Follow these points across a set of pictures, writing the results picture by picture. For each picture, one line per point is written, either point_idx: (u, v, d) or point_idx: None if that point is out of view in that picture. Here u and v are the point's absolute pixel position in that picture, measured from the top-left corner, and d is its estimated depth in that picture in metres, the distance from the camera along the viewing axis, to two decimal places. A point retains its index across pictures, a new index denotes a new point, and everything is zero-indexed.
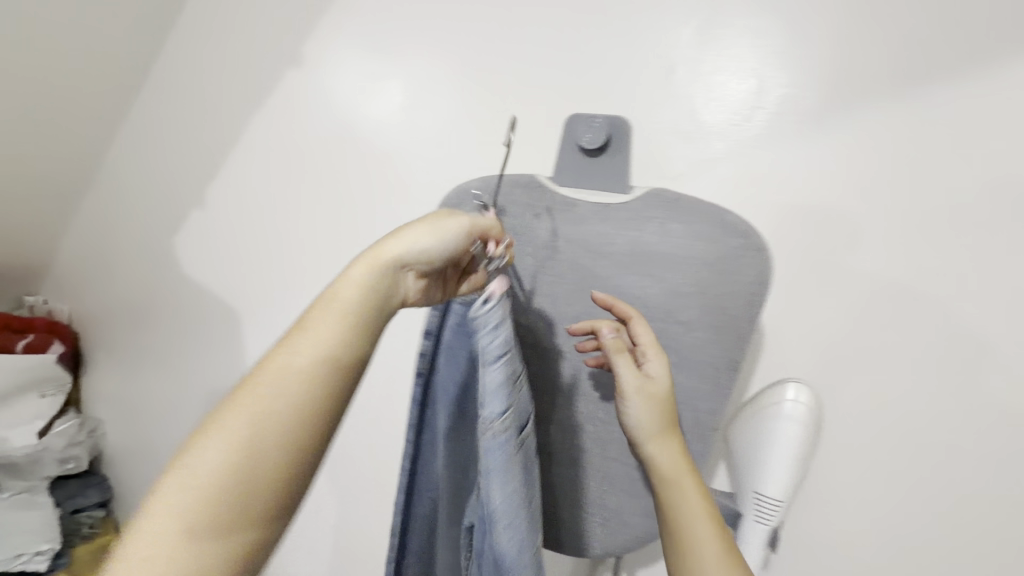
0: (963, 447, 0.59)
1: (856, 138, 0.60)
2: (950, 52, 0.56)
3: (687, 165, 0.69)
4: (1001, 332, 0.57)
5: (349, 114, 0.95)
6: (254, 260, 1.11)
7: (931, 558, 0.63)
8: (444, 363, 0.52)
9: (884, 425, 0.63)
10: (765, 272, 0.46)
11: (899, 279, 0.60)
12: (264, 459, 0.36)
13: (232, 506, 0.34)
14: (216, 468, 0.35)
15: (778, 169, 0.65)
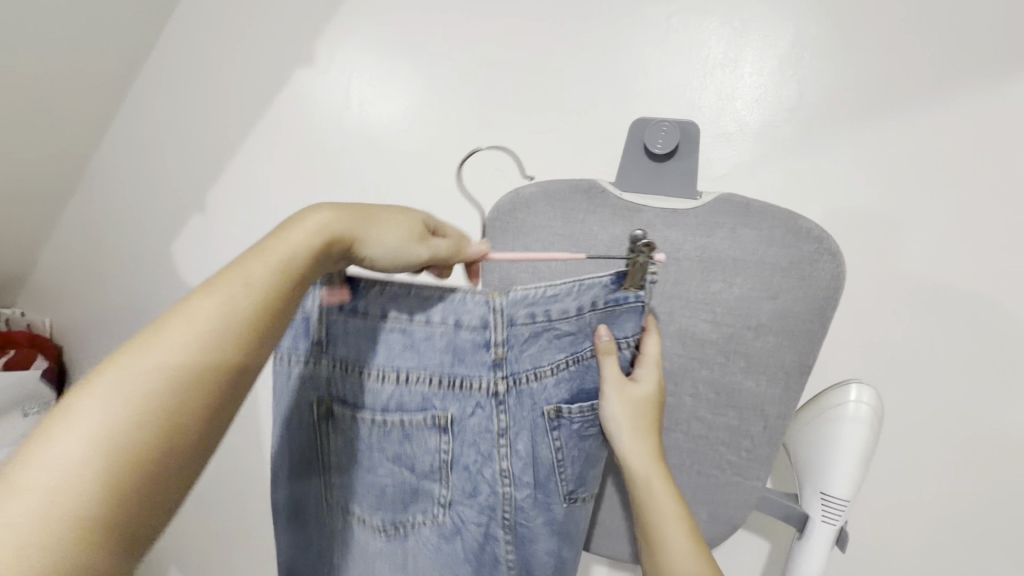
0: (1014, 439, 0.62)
1: (904, 137, 0.62)
2: (990, 54, 0.57)
3: (730, 165, 0.71)
4: None
5: (367, 114, 0.92)
6: None
7: (978, 538, 0.66)
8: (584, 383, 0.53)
9: (933, 416, 0.65)
10: (838, 276, 0.47)
11: (949, 276, 0.62)
12: (132, 425, 0.33)
13: (126, 430, 0.32)
14: (118, 399, 0.33)
15: (825, 168, 0.66)
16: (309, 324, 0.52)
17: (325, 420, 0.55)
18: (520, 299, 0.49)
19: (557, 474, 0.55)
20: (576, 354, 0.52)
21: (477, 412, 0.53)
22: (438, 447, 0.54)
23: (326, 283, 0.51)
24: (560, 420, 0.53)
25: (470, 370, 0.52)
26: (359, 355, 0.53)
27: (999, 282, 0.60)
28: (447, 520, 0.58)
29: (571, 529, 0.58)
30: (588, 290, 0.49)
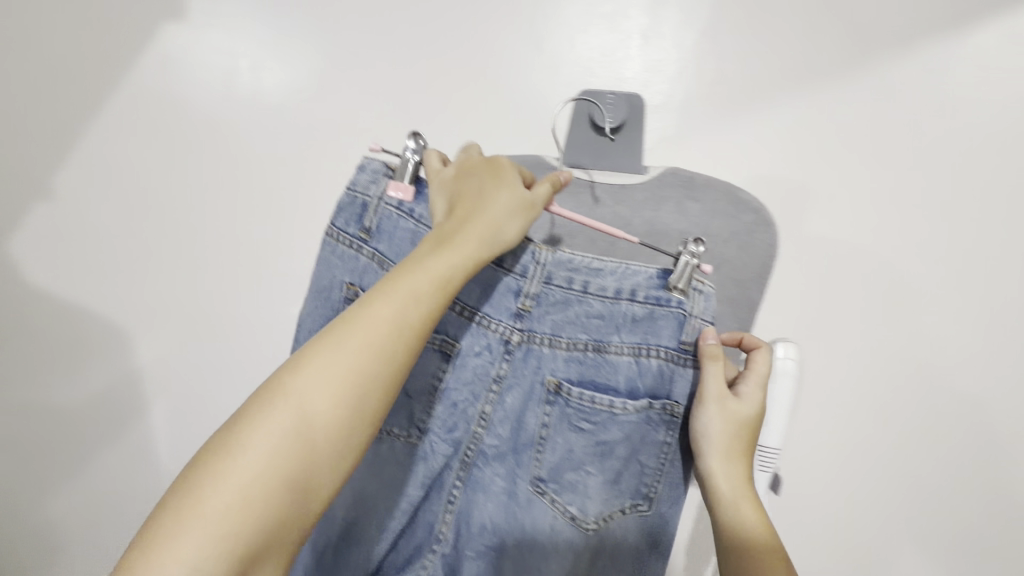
0: (900, 371, 0.72)
1: (801, 112, 0.69)
2: (860, 44, 0.67)
3: (656, 138, 0.72)
4: (914, 271, 0.70)
5: (256, 78, 0.80)
6: (142, 261, 0.89)
7: (888, 468, 0.74)
8: (608, 372, 0.59)
9: (842, 362, 0.73)
10: (774, 242, 0.60)
11: (842, 235, 0.71)
12: (328, 403, 0.45)
13: (319, 415, 0.45)
14: (318, 383, 0.46)
15: (740, 141, 0.71)
16: (367, 212, 0.65)
17: (348, 299, 0.66)
18: (564, 261, 0.60)
19: (536, 450, 0.62)
20: (600, 342, 0.60)
21: (482, 353, 0.63)
22: (439, 369, 0.64)
23: (396, 176, 0.65)
24: (557, 397, 0.61)
25: (493, 311, 0.62)
26: (394, 252, 0.65)
27: (876, 236, 0.70)
28: (421, 444, 0.65)
29: (528, 511, 0.63)
30: (633, 276, 0.58)
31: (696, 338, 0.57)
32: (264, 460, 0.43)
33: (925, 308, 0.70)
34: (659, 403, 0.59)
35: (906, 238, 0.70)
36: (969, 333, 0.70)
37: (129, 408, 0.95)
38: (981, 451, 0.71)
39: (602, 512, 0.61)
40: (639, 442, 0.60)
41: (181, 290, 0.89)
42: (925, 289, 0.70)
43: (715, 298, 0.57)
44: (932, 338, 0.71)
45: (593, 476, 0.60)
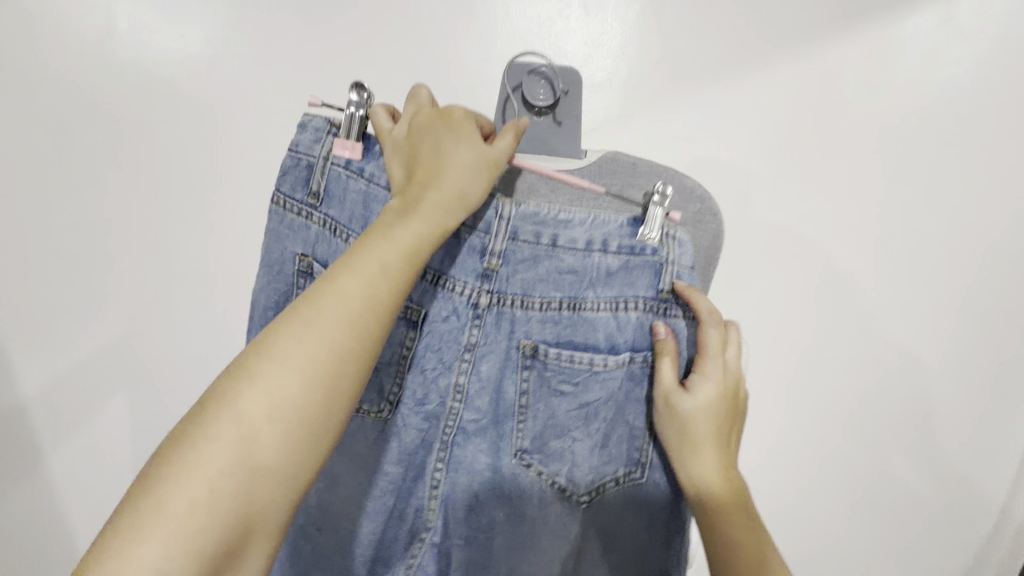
0: (841, 358, 0.72)
1: (745, 95, 0.67)
2: (802, 26, 0.66)
3: (599, 120, 0.68)
4: (854, 259, 0.70)
5: (158, 50, 0.71)
6: (20, 261, 0.76)
7: (831, 454, 0.75)
8: (586, 330, 0.56)
9: (787, 351, 0.73)
10: (719, 231, 0.58)
11: (786, 222, 0.70)
12: (296, 386, 0.41)
13: (290, 399, 0.40)
14: (285, 364, 0.41)
15: (685, 124, 0.68)
16: (312, 173, 0.56)
17: (301, 273, 0.58)
18: (529, 214, 0.55)
19: (516, 420, 0.58)
20: (575, 299, 0.56)
21: (450, 319, 0.56)
22: (403, 340, 0.57)
23: (342, 134, 0.56)
24: (534, 360, 0.57)
25: (458, 272, 0.56)
26: (347, 217, 0.56)
27: (818, 224, 0.70)
28: (391, 420, 0.59)
29: (513, 487, 0.59)
30: (603, 226, 0.55)
31: (672, 287, 0.55)
32: (229, 452, 0.38)
33: (863, 296, 0.71)
34: (640, 356, 0.56)
35: (842, 219, 0.69)
36: (899, 311, 0.71)
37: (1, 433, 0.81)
38: (911, 424, 0.73)
39: (593, 480, 0.58)
40: (621, 400, 0.57)
41: (70, 293, 0.77)
42: (863, 276, 0.70)
43: (689, 247, 0.55)
44: (868, 320, 0.71)
45: (579, 441, 0.57)
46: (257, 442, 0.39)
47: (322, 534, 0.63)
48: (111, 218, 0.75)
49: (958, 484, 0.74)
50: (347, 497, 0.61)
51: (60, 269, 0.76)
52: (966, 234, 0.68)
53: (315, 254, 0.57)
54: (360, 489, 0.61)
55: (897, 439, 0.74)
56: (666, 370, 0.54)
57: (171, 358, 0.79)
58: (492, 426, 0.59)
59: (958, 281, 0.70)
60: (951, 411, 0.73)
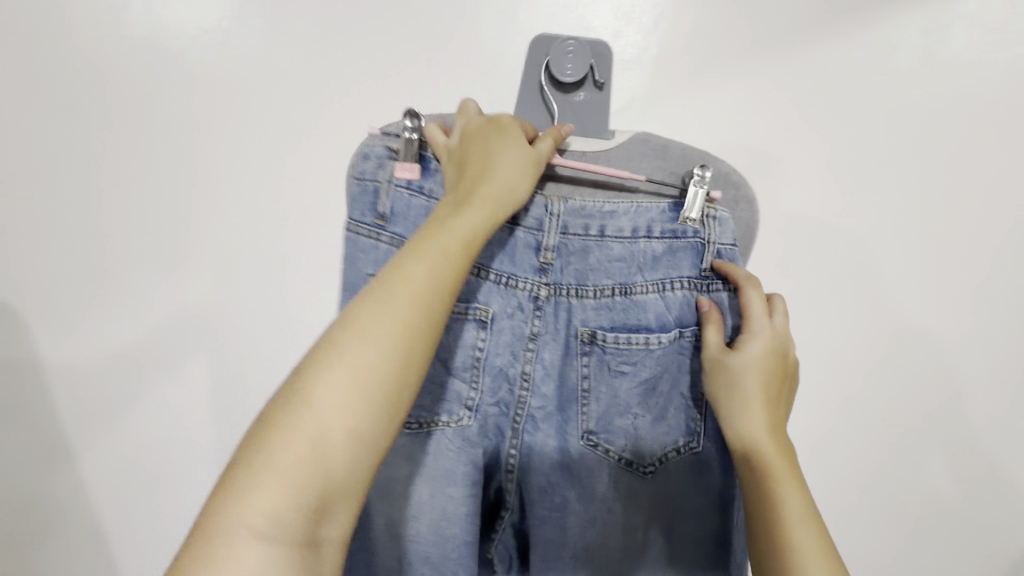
0: (875, 360, 0.69)
1: (780, 77, 0.63)
2: (843, 4, 0.61)
3: (625, 101, 0.64)
4: (891, 256, 0.67)
5: (173, 28, 0.70)
6: (43, 245, 0.77)
7: (866, 462, 0.72)
8: (639, 314, 0.55)
9: (819, 354, 0.70)
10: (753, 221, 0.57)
11: (822, 218, 0.66)
12: (366, 368, 0.39)
13: (360, 380, 0.39)
14: (352, 347, 0.39)
15: (716, 108, 0.64)
16: (379, 196, 0.55)
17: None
18: (576, 209, 0.54)
19: (580, 403, 0.57)
20: (625, 284, 0.55)
21: (515, 313, 0.56)
22: (474, 342, 0.56)
23: (403, 157, 0.56)
24: (592, 346, 0.56)
25: (516, 270, 0.56)
26: (416, 232, 0.56)
27: (854, 219, 0.66)
28: (470, 424, 0.57)
29: (583, 468, 0.58)
30: (646, 212, 0.54)
31: (714, 263, 0.55)
32: (303, 438, 0.37)
33: (900, 296, 0.68)
34: (689, 331, 0.55)
35: (881, 215, 0.66)
36: (941, 308, 0.67)
37: (41, 432, 0.83)
38: (955, 424, 0.70)
39: (658, 452, 0.57)
40: (674, 372, 0.56)
41: (92, 277, 0.77)
42: (901, 275, 0.67)
43: (731, 223, 0.54)
44: (905, 322, 0.68)
45: (641, 417, 0.56)
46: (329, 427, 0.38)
47: (421, 562, 0.58)
48: (135, 212, 0.75)
49: (1008, 484, 0.71)
50: (439, 515, 0.57)
51: (88, 266, 0.77)
52: (1005, 230, 0.65)
53: None
54: (451, 502, 0.57)
55: (943, 440, 0.71)
56: (711, 330, 0.54)
57: (202, 354, 0.78)
58: (558, 410, 0.58)
59: (999, 279, 0.66)
60: (997, 408, 0.69)
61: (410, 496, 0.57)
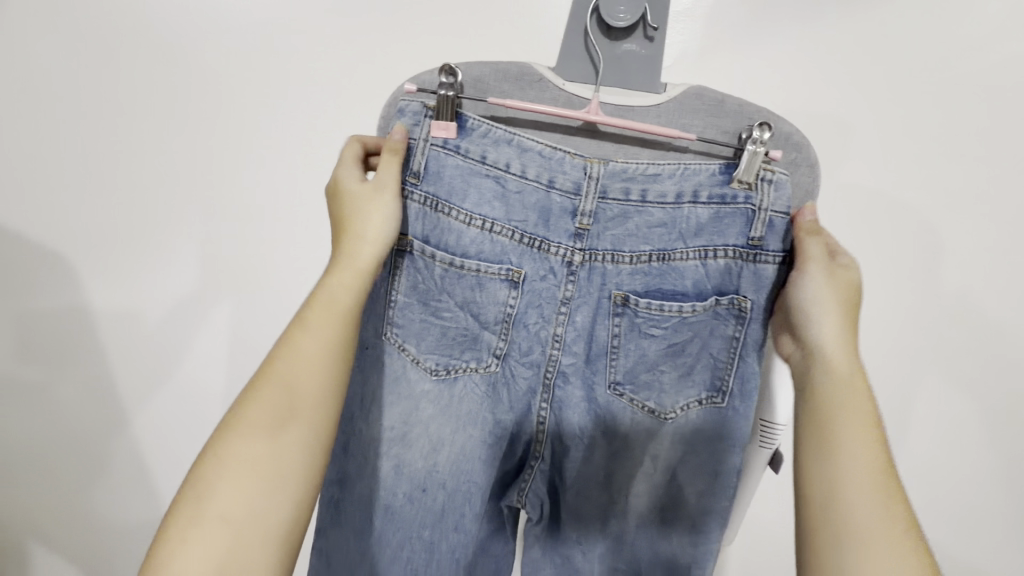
0: (926, 340, 0.68)
1: (859, 31, 0.57)
2: None
3: (676, 57, 0.60)
4: (957, 234, 0.63)
5: None
6: (113, 197, 0.81)
7: (901, 434, 0.73)
8: (676, 280, 0.52)
9: (867, 329, 0.69)
10: (814, 188, 0.51)
11: (887, 190, 0.62)
12: (267, 442, 0.44)
13: (267, 450, 0.43)
14: (254, 425, 0.44)
15: (780, 65, 0.59)
16: (412, 154, 0.52)
17: (401, 254, 0.54)
18: (618, 171, 0.51)
19: (608, 359, 0.55)
20: (664, 251, 0.52)
21: (547, 277, 0.55)
22: (505, 301, 0.55)
23: (437, 114, 0.52)
24: (624, 309, 0.54)
25: (551, 235, 0.53)
26: (449, 194, 0.53)
27: (925, 192, 0.62)
28: (498, 371, 0.58)
29: (611, 418, 0.57)
30: (693, 176, 0.50)
31: (766, 232, 0.50)
32: (222, 508, 0.41)
33: (963, 278, 0.64)
34: (726, 299, 0.52)
35: (955, 188, 0.61)
36: (1004, 293, 0.64)
37: (134, 368, 0.93)
38: (1003, 412, 0.69)
39: (680, 403, 0.56)
40: (706, 337, 0.54)
41: (160, 228, 0.82)
42: (969, 255, 0.63)
43: (788, 188, 0.49)
44: (963, 305, 0.66)
45: (667, 374, 0.55)
46: (243, 497, 0.42)
47: (439, 486, 0.62)
48: (188, 168, 0.77)
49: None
50: (458, 450, 0.61)
51: (152, 219, 0.81)
52: None
53: (415, 245, 0.54)
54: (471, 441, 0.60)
55: (983, 427, 0.70)
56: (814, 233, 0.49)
57: (271, 306, 0.84)
58: (586, 364, 0.57)
59: None
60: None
61: (434, 432, 0.59)
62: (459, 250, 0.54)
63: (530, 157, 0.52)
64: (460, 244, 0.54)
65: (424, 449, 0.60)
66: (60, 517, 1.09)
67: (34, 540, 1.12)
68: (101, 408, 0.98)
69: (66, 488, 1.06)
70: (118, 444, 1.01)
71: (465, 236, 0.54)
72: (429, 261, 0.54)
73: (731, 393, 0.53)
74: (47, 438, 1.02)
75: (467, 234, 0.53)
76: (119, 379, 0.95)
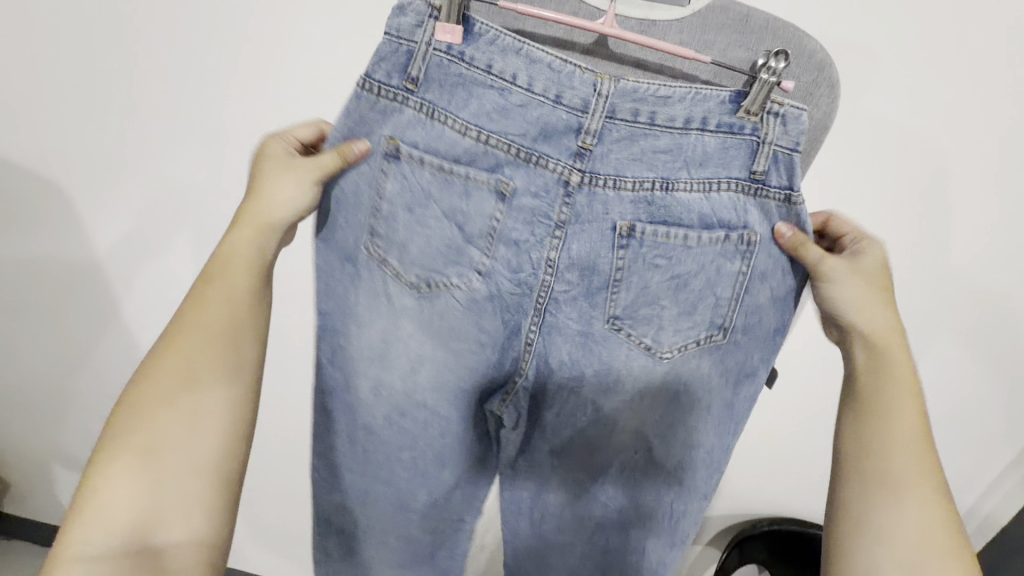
0: (919, 264, 0.71)
1: None
2: None
3: None
4: (962, 165, 0.63)
5: None
6: (106, 131, 0.79)
7: None
8: (680, 206, 0.53)
9: None
10: (832, 110, 0.50)
11: (902, 120, 0.62)
12: (171, 388, 0.50)
13: (175, 396, 0.50)
14: (166, 373, 0.50)
15: None
16: (413, 57, 0.51)
17: (388, 155, 0.53)
18: (629, 90, 0.50)
19: (608, 292, 0.56)
20: (668, 179, 0.53)
21: (539, 194, 0.54)
22: (491, 214, 0.55)
23: (444, 16, 0.50)
24: (630, 240, 0.54)
25: (551, 150, 0.53)
26: (449, 102, 0.52)
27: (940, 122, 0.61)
28: (481, 288, 0.58)
29: (603, 351, 0.59)
30: (703, 102, 0.50)
31: (768, 167, 0.50)
32: (135, 449, 0.47)
33: (965, 207, 0.66)
34: (736, 234, 0.52)
35: (972, 117, 0.60)
36: (995, 227, 0.67)
37: (149, 305, 0.96)
38: (986, 326, 0.74)
39: (678, 343, 0.56)
40: (711, 274, 0.54)
41: (160, 162, 0.80)
42: (974, 185, 0.64)
43: (804, 123, 0.49)
44: (959, 233, 0.68)
45: (668, 308, 0.56)
46: (156, 441, 0.48)
47: (417, 408, 0.67)
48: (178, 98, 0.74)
49: (995, 383, 0.79)
50: (440, 365, 0.63)
51: (153, 155, 0.80)
52: None
53: (404, 147, 0.53)
54: (453, 355, 0.62)
55: (963, 340, 0.76)
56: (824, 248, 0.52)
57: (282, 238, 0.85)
58: (578, 293, 0.57)
59: None
60: (1007, 324, 0.73)
61: (416, 347, 0.62)
62: (454, 156, 0.53)
63: (539, 70, 0.51)
64: (451, 155, 0.53)
65: (403, 373, 0.64)
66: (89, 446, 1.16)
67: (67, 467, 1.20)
68: (113, 342, 1.02)
69: (92, 418, 1.12)
70: None
71: (463, 146, 0.53)
72: (410, 168, 0.53)
73: (722, 325, 0.55)
74: (68, 372, 1.07)
75: (468, 146, 0.53)
76: (135, 312, 0.98)
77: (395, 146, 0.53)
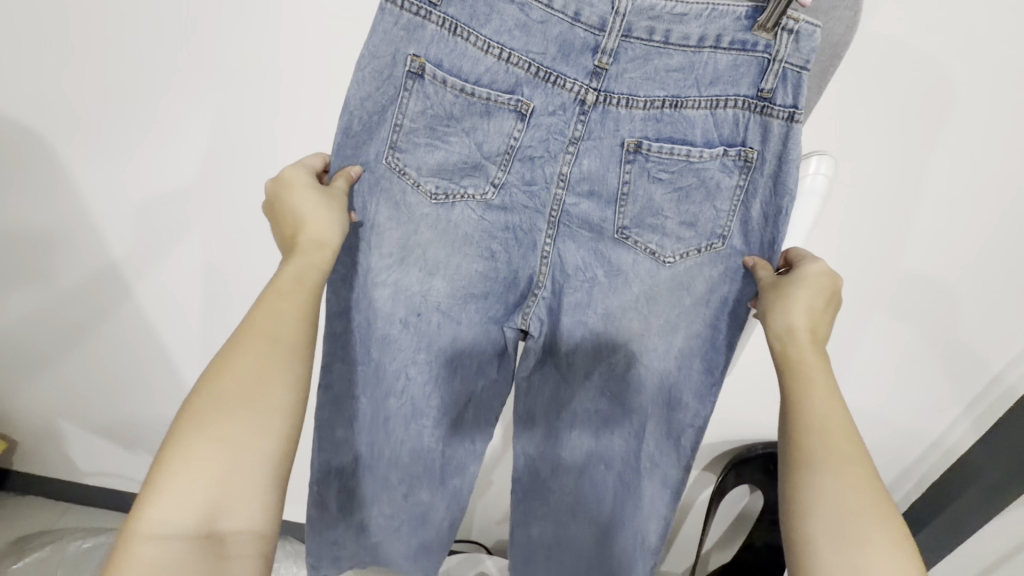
0: (927, 201, 0.70)
1: None
2: None
3: None
4: (976, 96, 0.62)
5: None
6: (87, 72, 0.74)
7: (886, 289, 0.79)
8: (698, 128, 0.53)
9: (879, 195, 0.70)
10: (854, 23, 0.48)
11: (921, 46, 0.59)
12: (244, 386, 0.47)
13: (248, 397, 0.47)
14: (243, 369, 0.48)
15: None
16: None
17: (411, 75, 0.52)
18: (645, 8, 0.49)
19: (617, 205, 0.57)
20: (677, 98, 0.52)
21: (557, 112, 0.54)
22: (510, 132, 0.55)
23: None
24: (636, 155, 0.55)
25: (568, 69, 0.53)
26: (470, 17, 0.51)
27: (959, 49, 0.59)
28: (494, 200, 0.59)
29: (613, 257, 0.61)
30: (719, 19, 0.49)
31: (777, 85, 0.50)
32: (205, 444, 0.45)
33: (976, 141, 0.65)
34: (734, 150, 0.53)
35: (992, 43, 0.58)
36: (1003, 161, 0.66)
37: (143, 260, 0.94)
38: (987, 263, 0.74)
39: (681, 251, 0.58)
40: (711, 187, 0.55)
41: (146, 107, 0.76)
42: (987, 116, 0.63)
43: (816, 40, 0.47)
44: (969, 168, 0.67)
45: (671, 220, 0.57)
46: (228, 442, 0.45)
47: (433, 310, 0.66)
48: (160, 31, 0.70)
49: (991, 319, 0.79)
50: (459, 278, 0.64)
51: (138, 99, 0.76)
52: None
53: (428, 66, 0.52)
54: (465, 262, 0.63)
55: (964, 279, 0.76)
56: (774, 266, 0.55)
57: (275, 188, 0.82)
58: (594, 211, 0.59)
59: None
60: (1007, 262, 0.74)
61: (432, 256, 0.62)
62: (475, 79, 0.53)
63: None
64: (475, 79, 0.53)
65: (418, 281, 0.64)
66: (97, 402, 1.16)
67: (75, 423, 1.21)
68: (113, 300, 1.00)
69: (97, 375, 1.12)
70: (140, 333, 1.04)
71: (484, 66, 0.52)
72: (439, 88, 0.53)
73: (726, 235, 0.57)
74: (69, 329, 1.05)
75: (490, 64, 0.52)
76: (130, 269, 0.95)
77: (419, 62, 0.52)
